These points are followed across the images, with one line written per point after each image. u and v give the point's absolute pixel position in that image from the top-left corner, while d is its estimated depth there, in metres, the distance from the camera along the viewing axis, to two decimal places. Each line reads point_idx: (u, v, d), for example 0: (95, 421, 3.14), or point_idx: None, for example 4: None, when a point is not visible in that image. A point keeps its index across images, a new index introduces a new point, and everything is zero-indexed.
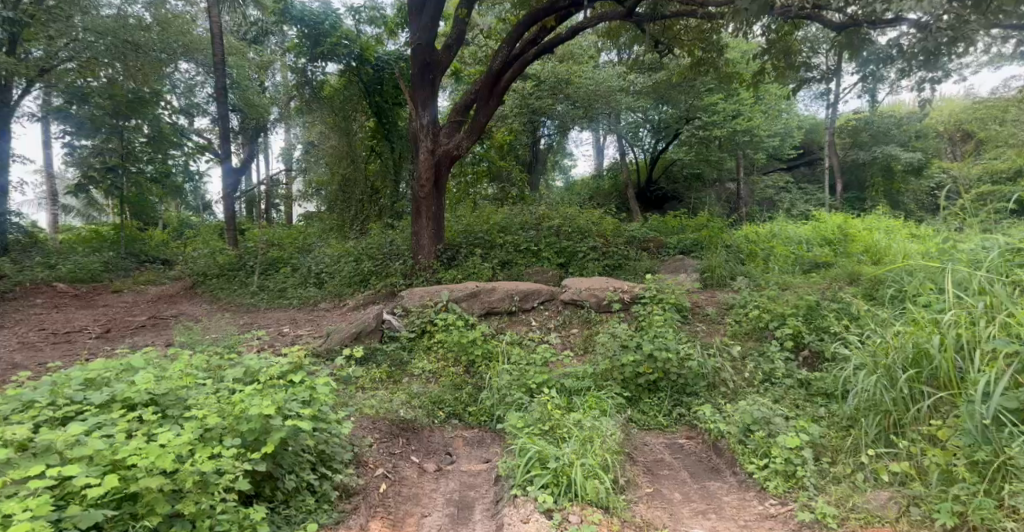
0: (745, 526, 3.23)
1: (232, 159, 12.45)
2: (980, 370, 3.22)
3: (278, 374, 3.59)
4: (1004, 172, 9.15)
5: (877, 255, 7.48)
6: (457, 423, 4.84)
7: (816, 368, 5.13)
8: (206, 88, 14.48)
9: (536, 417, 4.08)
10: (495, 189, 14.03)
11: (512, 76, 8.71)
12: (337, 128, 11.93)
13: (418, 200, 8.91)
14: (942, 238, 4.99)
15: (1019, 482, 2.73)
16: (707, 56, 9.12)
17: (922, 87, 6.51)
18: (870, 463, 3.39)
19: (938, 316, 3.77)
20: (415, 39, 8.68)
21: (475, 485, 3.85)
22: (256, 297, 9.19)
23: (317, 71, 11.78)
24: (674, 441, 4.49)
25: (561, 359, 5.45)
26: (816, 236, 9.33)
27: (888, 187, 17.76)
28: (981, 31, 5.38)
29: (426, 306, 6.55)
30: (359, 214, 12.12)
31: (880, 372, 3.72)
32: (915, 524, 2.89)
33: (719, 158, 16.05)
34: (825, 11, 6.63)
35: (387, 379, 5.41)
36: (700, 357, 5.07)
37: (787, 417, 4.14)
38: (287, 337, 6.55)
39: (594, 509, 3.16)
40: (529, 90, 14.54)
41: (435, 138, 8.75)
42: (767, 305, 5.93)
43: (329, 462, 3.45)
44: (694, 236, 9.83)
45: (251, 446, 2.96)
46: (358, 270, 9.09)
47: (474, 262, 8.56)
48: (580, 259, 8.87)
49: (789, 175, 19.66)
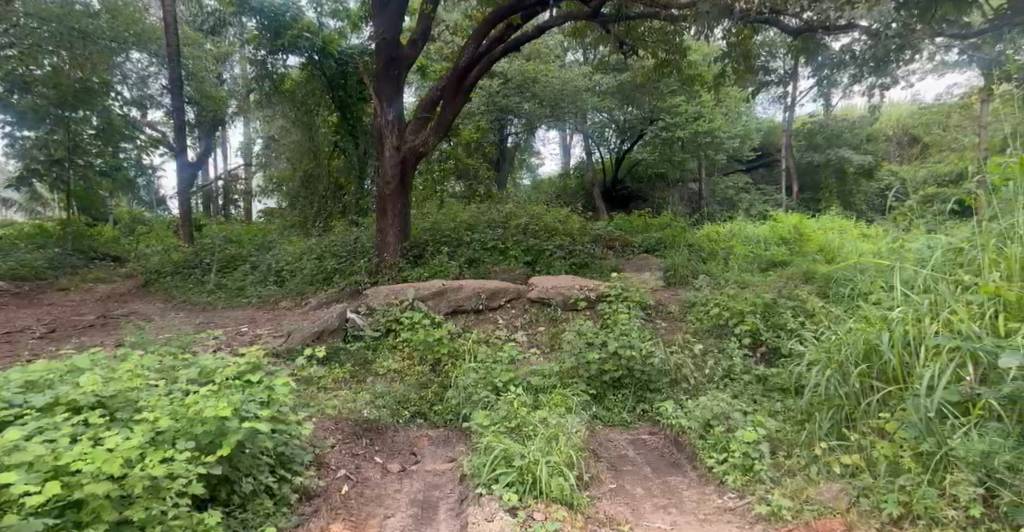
0: (705, 519, 3.30)
1: (187, 154, 12.07)
2: (924, 364, 3.35)
3: (235, 374, 3.50)
4: (946, 175, 9.58)
5: (830, 255, 7.70)
6: (422, 423, 4.80)
7: (772, 364, 5.29)
8: (159, 79, 14.00)
9: (502, 415, 4.09)
10: (462, 187, 13.96)
11: (478, 74, 8.65)
12: (301, 122, 11.93)
13: (384, 198, 8.81)
14: (892, 237, 5.19)
15: (960, 472, 2.85)
16: (670, 58, 9.23)
17: (873, 92, 6.75)
18: (822, 456, 3.52)
19: (886, 313, 3.91)
20: (380, 35, 8.58)
21: (440, 485, 3.84)
22: (212, 296, 8.87)
23: (278, 64, 11.36)
24: (637, 436, 4.56)
25: (527, 357, 5.44)
26: (772, 236, 9.60)
27: (840, 188, 18.37)
28: (927, 40, 5.58)
29: (391, 306, 6.48)
30: (321, 210, 12.18)
31: (833, 369, 3.85)
32: (864, 514, 2.98)
33: (682, 158, 16.35)
34: (781, 17, 6.74)
35: (351, 379, 5.35)
36: (663, 353, 5.14)
37: (745, 412, 4.24)
38: (245, 337, 6.38)
39: (559, 506, 3.18)
40: (495, 87, 14.59)
41: (401, 135, 8.67)
42: (726, 304, 6.09)
43: (289, 464, 3.42)
44: (658, 236, 10.00)
45: (205, 449, 2.87)
46: (320, 268, 8.95)
47: (441, 261, 8.48)
48: (547, 258, 8.88)
49: (749, 176, 20.18)
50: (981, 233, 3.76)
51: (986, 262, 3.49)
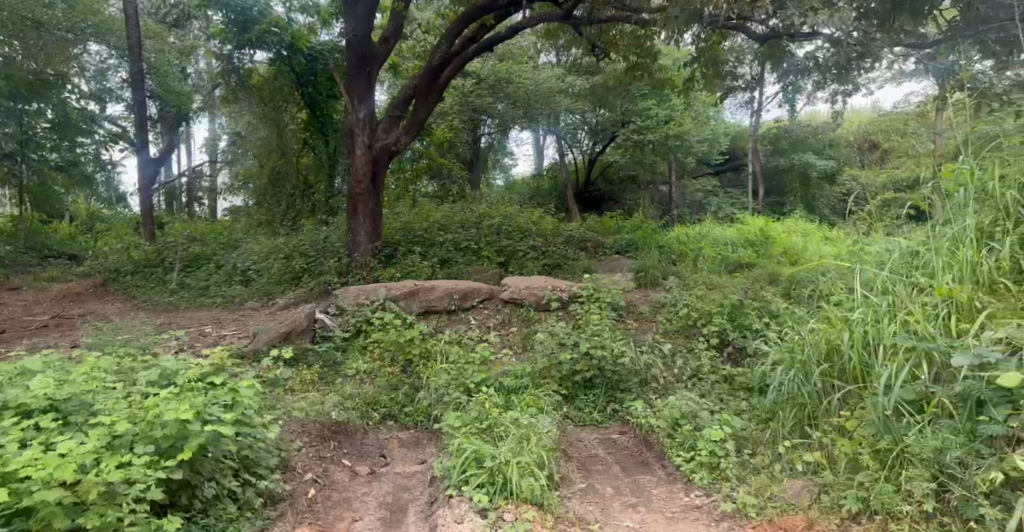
0: (672, 517, 3.35)
1: (150, 149, 11.74)
2: (883, 364, 3.43)
3: (198, 376, 3.40)
4: (904, 180, 9.88)
5: (794, 258, 7.90)
6: (392, 425, 4.76)
7: (739, 364, 5.39)
8: (119, 72, 13.49)
9: (474, 415, 4.07)
10: (435, 186, 13.87)
11: (451, 73, 8.58)
12: (269, 119, 11.76)
13: (354, 197, 8.69)
14: (853, 240, 5.35)
15: (915, 467, 2.92)
16: (642, 62, 9.35)
17: (836, 99, 6.96)
18: (786, 454, 3.60)
19: (848, 314, 4.02)
20: (351, 31, 8.44)
21: (410, 487, 3.81)
22: (175, 296, 8.64)
23: (245, 59, 11.16)
24: (608, 436, 4.59)
25: (500, 357, 5.43)
26: (740, 238, 9.78)
27: (805, 192, 18.83)
28: (886, 49, 5.75)
29: (362, 305, 6.41)
30: (291, 207, 12.20)
31: (796, 368, 3.95)
32: (825, 511, 3.06)
33: (653, 161, 16.56)
34: (749, 23, 6.87)
35: (319, 380, 5.27)
36: (634, 353, 5.20)
37: (712, 411, 4.31)
38: (209, 337, 6.24)
39: (530, 507, 3.18)
40: (469, 87, 14.64)
41: (372, 133, 8.57)
42: (695, 305, 6.19)
43: (254, 468, 3.34)
44: (630, 237, 10.12)
45: (166, 453, 2.79)
46: (288, 268, 8.78)
47: (413, 261, 8.41)
48: (520, 259, 8.90)
49: (718, 179, 20.55)
50: (936, 236, 3.88)
51: (939, 264, 3.59)
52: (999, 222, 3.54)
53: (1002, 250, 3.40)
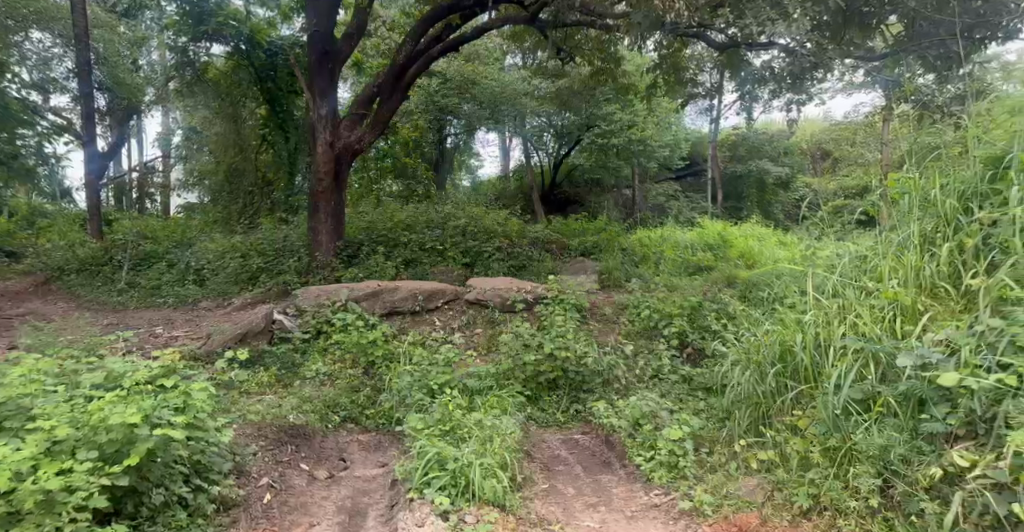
0: (632, 516, 3.41)
1: (97, 143, 11.28)
2: (834, 364, 3.54)
3: (147, 378, 3.27)
4: (853, 188, 10.29)
5: (752, 261, 8.12)
6: (353, 428, 4.68)
7: (698, 364, 5.52)
8: (65, 62, 13.00)
9: (437, 417, 4.02)
10: (400, 186, 13.69)
11: (416, 72, 8.50)
12: (225, 114, 11.51)
13: (316, 195, 8.52)
14: (806, 245, 5.54)
15: (862, 464, 3.02)
16: (606, 66, 9.47)
17: (791, 108, 7.17)
18: (742, 452, 3.70)
19: (801, 316, 4.14)
20: (312, 26, 8.28)
21: (370, 491, 3.76)
22: (123, 296, 8.31)
23: (200, 51, 10.52)
24: (570, 436, 4.62)
25: (464, 359, 5.40)
26: (700, 241, 10.00)
27: (761, 197, 19.40)
28: (838, 60, 5.87)
29: (323, 306, 6.31)
30: (248, 206, 12.12)
31: (753, 368, 4.06)
32: (778, 507, 3.16)
33: (617, 165, 16.72)
34: (708, 32, 7.01)
35: (276, 383, 5.14)
36: (597, 354, 5.25)
37: (671, 411, 4.39)
38: (159, 338, 6.04)
39: (492, 508, 3.18)
40: (434, 87, 14.59)
41: (334, 131, 8.42)
42: (657, 306, 6.29)
43: (206, 474, 3.24)
44: (594, 240, 10.25)
45: (110, 459, 2.68)
46: (245, 267, 8.55)
47: (377, 261, 8.30)
48: (485, 260, 8.89)
49: (680, 184, 20.96)
50: (884, 242, 4.00)
51: (886, 268, 3.72)
52: (939, 228, 3.65)
53: (941, 254, 3.53)
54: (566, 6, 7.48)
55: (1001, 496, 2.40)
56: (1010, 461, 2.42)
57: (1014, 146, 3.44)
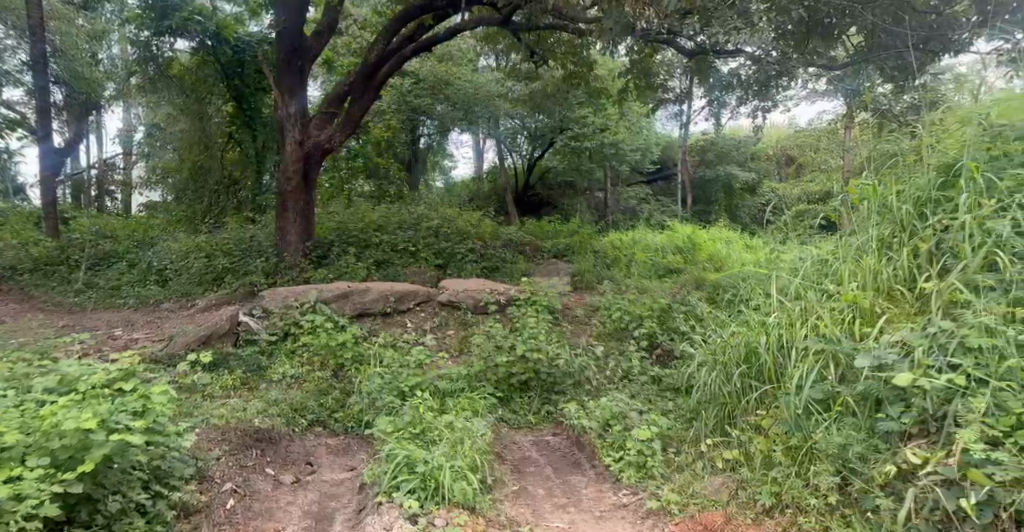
0: (600, 516, 3.44)
1: (53, 139, 10.90)
2: (796, 365, 3.63)
3: (104, 382, 3.16)
4: (817, 193, 10.60)
5: (720, 264, 8.29)
6: (321, 431, 4.61)
7: (667, 365, 5.60)
8: (19, 54, 12.42)
9: (407, 420, 3.98)
10: (372, 186, 13.57)
11: (388, 71, 8.41)
12: (191, 112, 11.13)
13: (285, 194, 8.38)
14: (772, 248, 5.67)
15: (823, 463, 3.10)
16: (579, 70, 9.54)
17: (757, 115, 7.33)
18: (708, 452, 3.76)
19: (766, 318, 4.23)
20: (280, 23, 8.12)
21: (337, 495, 3.71)
22: (80, 296, 8.03)
23: (164, 46, 10.11)
24: (541, 437, 4.65)
25: (436, 361, 5.38)
26: (670, 244, 10.17)
27: (729, 201, 19.80)
28: (800, 68, 6.18)
29: (291, 307, 6.19)
30: (214, 205, 11.73)
31: (719, 370, 4.15)
32: (741, 505, 3.22)
33: (590, 167, 16.79)
34: (678, 38, 7.13)
35: (241, 386, 5.04)
36: (569, 355, 5.28)
37: (641, 411, 4.43)
38: (119, 340, 5.87)
39: (462, 511, 3.16)
40: (407, 87, 14.50)
41: (304, 129, 8.30)
42: (627, 308, 6.36)
43: (166, 479, 3.15)
44: (567, 242, 10.36)
45: (63, 466, 2.58)
46: (209, 267, 8.35)
47: (347, 261, 8.20)
48: (458, 261, 8.87)
49: (651, 188, 21.25)
50: (844, 245, 4.12)
51: (845, 272, 3.83)
52: (896, 233, 3.76)
53: (897, 258, 3.63)
54: (539, 9, 7.52)
55: (951, 491, 2.48)
56: (960, 457, 2.51)
57: (963, 155, 3.58)
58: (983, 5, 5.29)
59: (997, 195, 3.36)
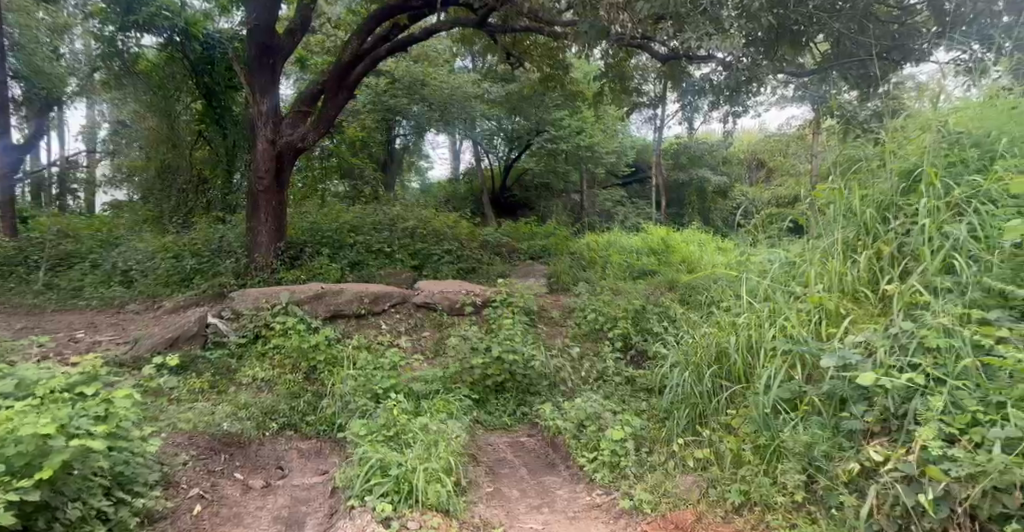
0: (574, 517, 3.47)
1: (11, 135, 10.55)
2: (764, 365, 3.71)
3: (64, 386, 3.07)
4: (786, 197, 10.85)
5: (693, 266, 8.42)
6: (292, 435, 4.54)
7: (641, 366, 5.67)
8: None
9: (380, 423, 3.95)
10: (346, 186, 13.44)
11: (362, 70, 8.34)
12: (158, 109, 10.85)
13: (256, 193, 8.23)
14: (743, 251, 5.78)
15: (789, 461, 3.16)
16: (555, 73, 9.60)
17: (728, 119, 7.45)
18: (679, 451, 3.81)
19: (736, 319, 4.30)
20: (252, 19, 7.99)
21: (308, 499, 3.65)
22: (40, 297, 7.76)
23: (129, 42, 9.92)
24: (516, 439, 4.66)
25: (410, 363, 5.35)
26: (645, 246, 10.28)
27: (702, 204, 20.15)
28: (771, 75, 6.15)
29: (261, 309, 6.00)
30: (182, 204, 11.62)
31: (691, 370, 4.21)
32: (712, 504, 3.27)
33: (565, 170, 17.14)
34: (652, 43, 7.21)
35: (209, 389, 4.94)
36: (544, 357, 5.29)
37: (615, 412, 4.46)
38: (80, 344, 5.69)
39: (435, 514, 3.14)
40: (382, 87, 14.39)
41: (276, 128, 8.17)
42: (602, 310, 6.40)
43: (129, 486, 3.08)
44: (543, 244, 10.40)
45: (20, 473, 2.49)
46: (178, 268, 8.17)
47: (321, 262, 8.11)
48: (434, 262, 8.84)
49: (626, 190, 21.47)
50: (811, 248, 4.20)
51: (812, 274, 3.92)
52: (860, 236, 3.86)
53: (861, 261, 3.72)
54: (516, 11, 7.57)
55: (910, 487, 2.56)
56: (919, 455, 2.58)
57: (922, 161, 3.71)
58: (942, 16, 5.58)
59: (953, 201, 3.48)
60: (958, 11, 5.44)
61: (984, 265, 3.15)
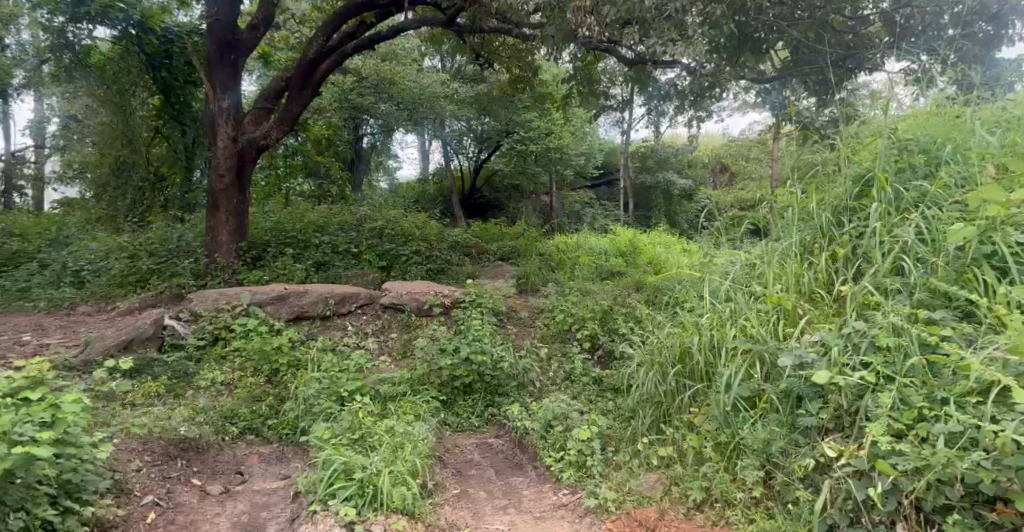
0: (539, 517, 3.48)
1: None
2: (725, 364, 3.79)
3: (6, 392, 2.92)
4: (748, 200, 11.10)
5: (659, 267, 8.53)
6: (253, 439, 4.44)
7: (608, 366, 5.73)
8: None
9: (345, 426, 3.89)
10: (311, 185, 13.20)
11: (328, 68, 8.21)
12: (112, 104, 10.40)
13: (216, 192, 8.04)
14: (707, 252, 5.88)
15: (748, 458, 3.23)
16: (523, 74, 9.62)
17: (693, 124, 7.58)
18: (643, 449, 3.87)
19: (699, 320, 4.37)
20: (212, 13, 7.78)
21: (269, 504, 3.58)
22: None
23: (81, 34, 9.65)
24: (483, 440, 4.64)
25: (377, 365, 5.29)
26: (613, 247, 10.37)
27: (668, 207, 20.48)
28: (733, 81, 6.10)
29: (222, 310, 5.94)
30: (139, 204, 11.12)
31: (654, 369, 4.28)
32: (674, 501, 3.33)
33: (535, 171, 17.21)
34: (619, 47, 7.29)
35: (166, 393, 4.79)
36: (513, 358, 5.27)
37: (581, 411, 4.50)
38: (25, 346, 5.48)
39: (400, 517, 3.11)
40: (349, 84, 14.27)
41: (237, 125, 7.98)
42: (571, 311, 6.43)
43: (78, 494, 2.92)
44: (512, 245, 10.40)
45: None
46: (133, 268, 7.91)
47: (285, 263, 7.95)
48: (402, 263, 8.76)
49: (594, 193, 21.65)
50: (770, 250, 4.32)
51: (771, 275, 4.03)
52: (817, 239, 3.97)
53: (818, 264, 3.82)
54: (484, 12, 7.58)
55: (861, 482, 2.65)
56: (869, 450, 2.67)
57: (874, 167, 3.84)
58: (891, 27, 5.83)
59: (903, 206, 3.62)
60: (907, 22, 5.68)
61: (930, 268, 3.28)
